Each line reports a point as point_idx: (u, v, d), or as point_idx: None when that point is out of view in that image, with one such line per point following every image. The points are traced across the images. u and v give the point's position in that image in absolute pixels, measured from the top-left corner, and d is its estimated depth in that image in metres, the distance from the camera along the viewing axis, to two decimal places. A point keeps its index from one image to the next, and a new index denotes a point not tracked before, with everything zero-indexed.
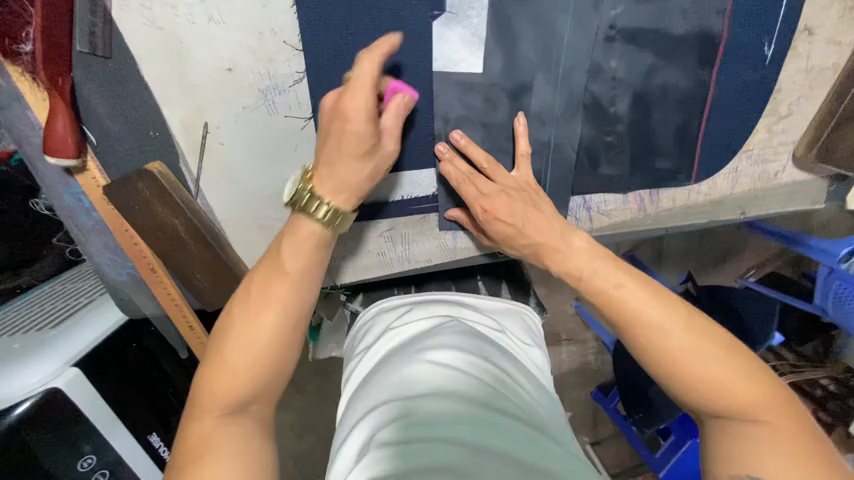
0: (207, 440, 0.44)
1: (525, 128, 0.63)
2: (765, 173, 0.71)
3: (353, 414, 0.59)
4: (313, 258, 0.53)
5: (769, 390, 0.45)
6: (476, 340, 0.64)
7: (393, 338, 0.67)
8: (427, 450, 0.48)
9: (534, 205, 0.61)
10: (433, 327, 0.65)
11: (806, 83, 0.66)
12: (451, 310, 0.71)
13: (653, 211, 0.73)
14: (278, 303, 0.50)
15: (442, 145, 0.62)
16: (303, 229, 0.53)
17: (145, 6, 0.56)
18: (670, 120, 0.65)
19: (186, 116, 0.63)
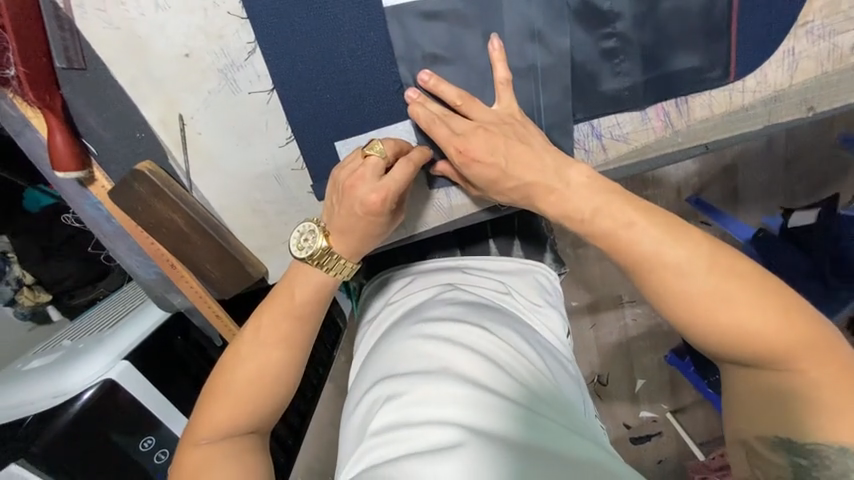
0: (205, 460, 0.52)
1: (501, 52, 0.54)
2: (833, 50, 0.55)
3: (355, 392, 0.57)
4: (308, 308, 0.57)
5: (812, 336, 0.43)
6: (482, 307, 0.58)
7: (393, 312, 0.64)
8: (422, 432, 0.45)
9: (518, 137, 0.53)
10: (431, 299, 0.61)
11: None
12: (452, 277, 0.66)
13: (683, 126, 0.60)
14: (273, 346, 0.56)
15: (412, 91, 0.56)
16: (300, 284, 0.57)
17: (100, 9, 0.57)
18: (685, 4, 0.52)
19: (162, 112, 0.64)
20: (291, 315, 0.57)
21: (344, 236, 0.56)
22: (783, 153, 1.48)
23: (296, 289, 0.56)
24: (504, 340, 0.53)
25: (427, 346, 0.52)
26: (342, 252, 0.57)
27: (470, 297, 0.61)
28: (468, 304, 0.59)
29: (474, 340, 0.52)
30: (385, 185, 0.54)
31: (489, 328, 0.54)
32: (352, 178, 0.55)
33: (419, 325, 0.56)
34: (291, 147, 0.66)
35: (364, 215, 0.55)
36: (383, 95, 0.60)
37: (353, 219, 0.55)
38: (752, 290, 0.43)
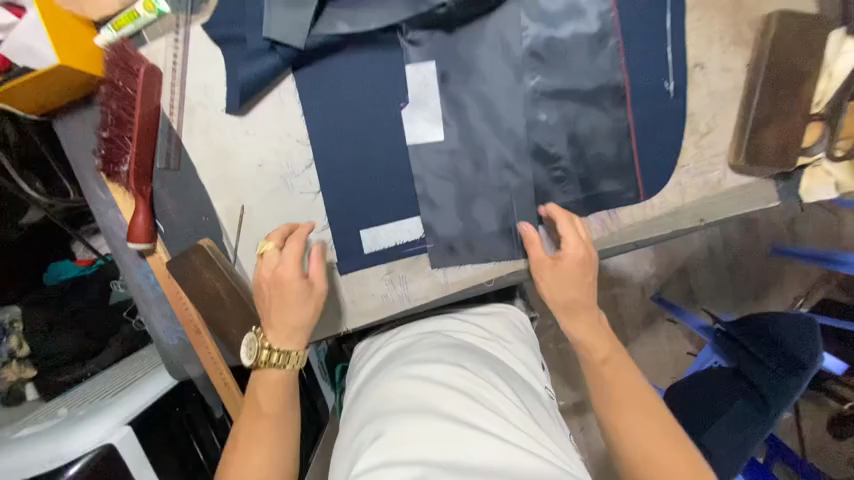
0: None
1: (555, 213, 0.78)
2: (709, 182, 0.79)
3: (345, 435, 0.64)
4: (282, 395, 0.68)
5: (671, 438, 0.61)
6: (457, 350, 0.70)
7: (387, 353, 0.75)
8: (408, 464, 0.53)
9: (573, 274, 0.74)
10: (418, 345, 0.73)
11: (715, 104, 0.76)
12: (438, 325, 0.79)
13: (616, 229, 0.82)
14: (262, 442, 0.64)
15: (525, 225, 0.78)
16: (270, 375, 0.68)
17: (203, 133, 0.81)
18: (605, 151, 0.78)
19: (229, 203, 0.84)
20: (264, 413, 0.67)
21: (292, 320, 0.69)
22: (727, 260, 1.73)
23: (259, 392, 0.68)
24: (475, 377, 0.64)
25: (410, 387, 0.63)
26: (290, 347, 0.69)
27: (449, 341, 0.73)
28: (447, 349, 0.70)
29: (448, 380, 0.63)
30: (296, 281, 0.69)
31: (462, 369, 0.65)
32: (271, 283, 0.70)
33: (403, 369, 0.67)
34: (324, 232, 0.84)
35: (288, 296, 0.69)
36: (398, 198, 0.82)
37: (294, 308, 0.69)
38: (639, 390, 0.65)
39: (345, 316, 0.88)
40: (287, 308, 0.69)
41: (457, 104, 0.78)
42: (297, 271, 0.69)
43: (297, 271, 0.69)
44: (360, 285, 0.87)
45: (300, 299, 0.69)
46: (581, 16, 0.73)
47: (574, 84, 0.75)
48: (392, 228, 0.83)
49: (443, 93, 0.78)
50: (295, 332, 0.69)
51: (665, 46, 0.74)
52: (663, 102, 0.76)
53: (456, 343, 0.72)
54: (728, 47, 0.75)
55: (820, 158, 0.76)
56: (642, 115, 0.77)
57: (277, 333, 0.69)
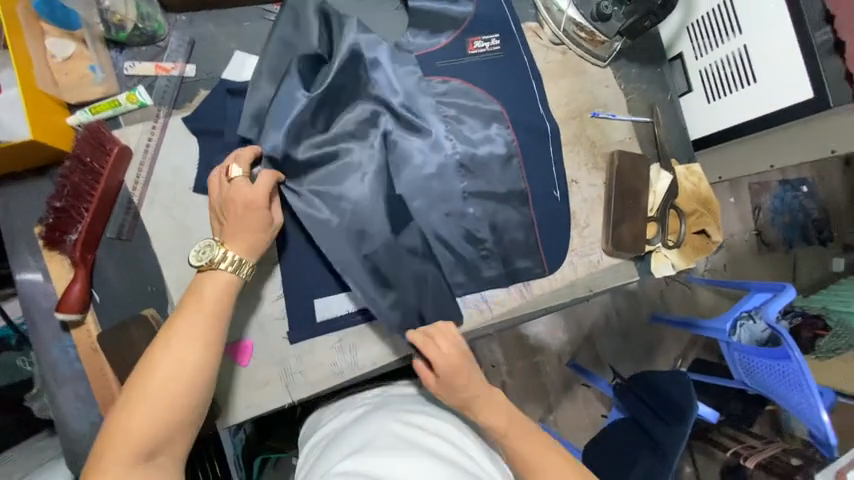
0: None
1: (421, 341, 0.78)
2: (591, 261, 1.06)
3: None
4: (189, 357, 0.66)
5: None
6: (410, 406, 0.80)
7: (345, 422, 0.81)
8: None
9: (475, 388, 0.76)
10: (373, 408, 0.81)
11: (589, 207, 1.07)
12: (395, 396, 0.88)
13: (529, 297, 1.01)
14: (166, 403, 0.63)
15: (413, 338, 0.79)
16: (205, 292, 0.70)
17: (165, 206, 0.86)
18: (517, 236, 1.01)
19: (181, 273, 0.86)
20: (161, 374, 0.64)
21: (258, 187, 0.78)
22: (623, 327, 2.05)
23: (171, 342, 0.65)
24: (425, 427, 0.74)
25: (366, 438, 0.70)
26: (241, 249, 0.75)
27: (405, 403, 0.83)
28: (392, 406, 0.81)
29: (403, 428, 0.72)
30: (269, 176, 0.81)
31: (413, 421, 0.75)
32: (230, 188, 0.77)
33: (361, 424, 0.75)
34: (279, 301, 0.91)
35: (259, 219, 0.77)
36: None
37: (269, 178, 0.80)
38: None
39: (292, 386, 0.90)
40: (240, 226, 0.76)
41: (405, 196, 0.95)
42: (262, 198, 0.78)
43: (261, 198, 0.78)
44: (311, 352, 0.91)
45: (260, 227, 0.77)
46: (493, 141, 1.00)
47: (492, 186, 1.00)
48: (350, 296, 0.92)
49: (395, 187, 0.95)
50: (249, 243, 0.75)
51: (552, 168, 1.04)
52: (554, 204, 1.04)
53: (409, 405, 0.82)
54: (592, 170, 1.08)
55: (659, 246, 1.08)
56: (541, 212, 1.03)
57: (235, 242, 0.75)
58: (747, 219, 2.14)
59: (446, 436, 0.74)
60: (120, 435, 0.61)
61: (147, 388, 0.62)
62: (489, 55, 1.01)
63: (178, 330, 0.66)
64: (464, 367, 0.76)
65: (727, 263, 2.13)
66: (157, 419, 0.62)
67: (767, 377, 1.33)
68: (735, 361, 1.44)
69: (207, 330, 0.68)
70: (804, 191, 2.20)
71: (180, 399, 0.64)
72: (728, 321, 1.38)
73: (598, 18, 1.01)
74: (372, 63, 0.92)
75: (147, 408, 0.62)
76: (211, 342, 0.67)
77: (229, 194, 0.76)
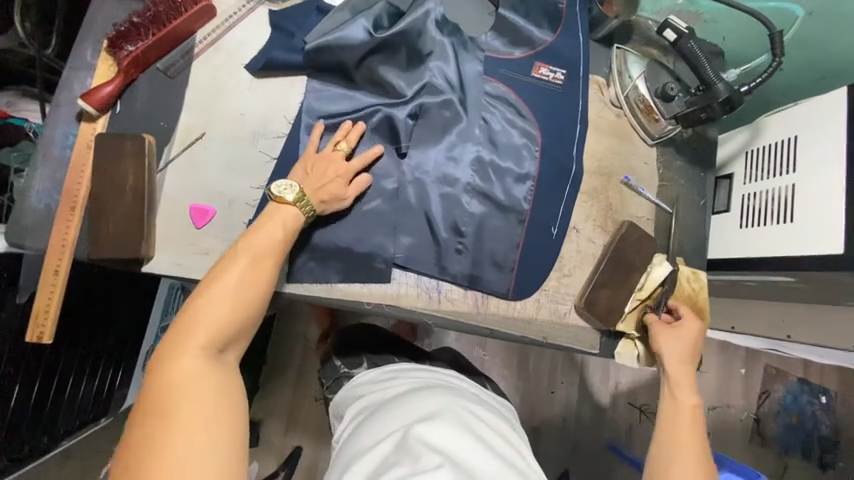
0: (180, 378, 0.66)
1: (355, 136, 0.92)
2: (557, 310, 1.01)
3: (363, 446, 0.73)
4: (263, 255, 0.76)
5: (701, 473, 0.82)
6: (451, 391, 0.83)
7: (396, 391, 0.86)
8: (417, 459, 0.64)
9: (337, 170, 0.89)
10: (423, 385, 0.85)
11: (578, 259, 1.04)
12: (430, 377, 0.91)
13: (482, 311, 0.98)
14: (239, 288, 0.73)
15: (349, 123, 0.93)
16: (287, 212, 0.81)
17: (215, 66, 0.95)
18: (497, 248, 0.99)
19: (194, 123, 0.92)
20: (242, 263, 0.74)
21: (349, 165, 0.90)
22: (574, 434, 1.86)
23: (241, 256, 0.74)
24: (471, 411, 0.78)
25: (421, 411, 0.75)
26: (316, 204, 0.85)
27: (445, 386, 0.86)
28: (441, 387, 0.84)
29: (452, 410, 0.76)
30: (360, 158, 0.92)
31: (460, 405, 0.79)
32: (331, 160, 0.89)
33: (412, 397, 0.80)
34: (258, 191, 0.92)
35: (336, 184, 0.88)
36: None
37: (361, 159, 0.92)
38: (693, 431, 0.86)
39: None
40: (326, 184, 0.87)
41: (415, 158, 0.98)
42: (348, 174, 0.90)
43: (348, 174, 0.90)
44: None
45: (335, 192, 0.88)
46: (517, 154, 1.02)
47: (496, 192, 1.01)
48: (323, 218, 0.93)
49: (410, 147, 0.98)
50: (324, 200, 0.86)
51: (560, 205, 1.04)
52: (545, 237, 1.02)
53: (455, 390, 0.86)
54: (597, 229, 1.06)
55: (634, 334, 1.02)
56: (531, 240, 1.01)
57: (314, 193, 0.85)
58: (751, 397, 1.88)
59: (487, 423, 0.77)
60: (195, 322, 0.69)
61: (221, 291, 0.72)
62: (549, 84, 1.05)
63: (250, 243, 0.76)
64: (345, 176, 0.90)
65: (714, 431, 1.87)
66: (229, 319, 0.71)
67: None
68: None
69: (271, 251, 0.77)
70: (820, 403, 1.84)
71: (256, 287, 0.74)
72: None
73: (662, 97, 1.03)
74: (445, 38, 0.99)
75: (222, 297, 0.71)
76: (272, 255, 0.77)
77: (324, 163, 0.88)
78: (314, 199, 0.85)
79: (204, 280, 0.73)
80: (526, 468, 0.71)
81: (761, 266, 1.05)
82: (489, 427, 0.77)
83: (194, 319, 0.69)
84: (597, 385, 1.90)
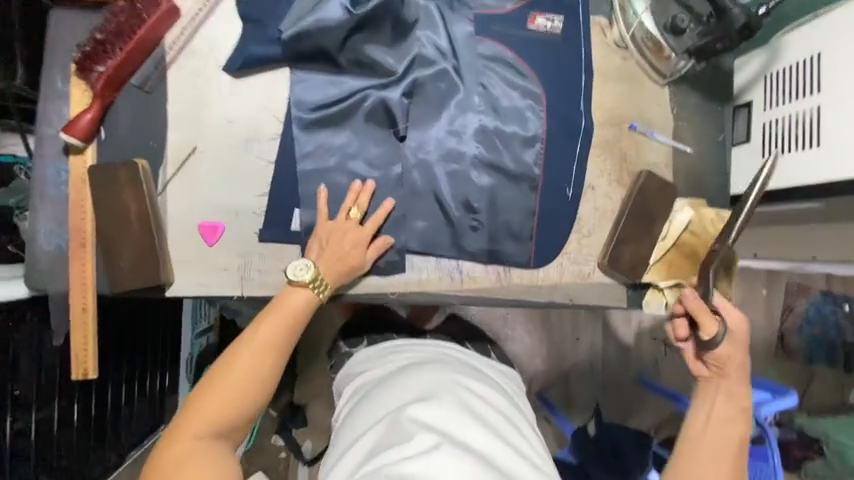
0: (185, 459, 0.67)
1: (360, 189, 0.89)
2: (581, 271, 1.00)
3: (358, 429, 0.76)
4: (275, 337, 0.77)
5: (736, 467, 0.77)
6: (447, 368, 0.86)
7: (392, 368, 0.89)
8: (413, 440, 0.66)
9: (346, 237, 0.86)
10: (417, 363, 0.87)
11: (596, 217, 1.01)
12: (425, 351, 0.93)
13: (505, 284, 0.97)
14: (251, 370, 0.74)
15: (357, 184, 0.89)
16: (299, 296, 0.80)
17: (192, 74, 0.89)
18: (512, 219, 0.96)
19: (183, 138, 0.88)
20: (255, 348, 0.75)
21: (362, 232, 0.87)
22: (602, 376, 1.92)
23: (252, 345, 0.75)
24: (462, 387, 0.81)
25: (417, 390, 0.78)
26: (330, 282, 0.83)
27: (440, 362, 0.88)
28: (438, 364, 0.86)
29: (445, 388, 0.79)
30: (373, 223, 0.89)
31: (455, 382, 0.81)
32: (344, 229, 0.86)
33: (407, 376, 0.82)
34: (262, 198, 0.90)
35: (353, 256, 0.86)
36: (335, 196, 0.91)
37: (375, 223, 0.89)
38: (731, 432, 0.79)
39: (246, 281, 0.90)
40: (337, 254, 0.85)
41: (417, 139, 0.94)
42: (361, 241, 0.87)
43: (361, 241, 0.87)
44: (275, 257, 0.90)
45: (348, 265, 0.85)
46: (521, 117, 0.97)
47: (505, 161, 0.96)
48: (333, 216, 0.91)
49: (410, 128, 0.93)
50: (336, 275, 0.84)
51: (573, 165, 0.99)
52: (561, 200, 0.99)
53: (451, 365, 0.88)
54: (613, 183, 1.02)
55: (661, 283, 1.01)
56: (546, 205, 0.98)
57: (328, 271, 0.83)
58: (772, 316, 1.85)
59: (479, 398, 0.81)
60: (205, 400, 0.71)
61: (233, 376, 0.73)
62: (547, 34, 0.97)
63: (262, 329, 0.76)
64: (357, 245, 0.87)
65: None
66: (239, 400, 0.72)
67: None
68: None
69: (284, 341, 0.77)
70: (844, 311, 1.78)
71: (267, 366, 0.75)
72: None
73: (671, 31, 0.94)
74: (430, 3, 0.93)
75: (232, 380, 0.73)
76: (283, 348, 0.77)
77: (337, 234, 0.86)
78: (327, 276, 0.83)
79: (215, 363, 0.75)
80: (528, 451, 0.75)
81: (787, 195, 1.00)
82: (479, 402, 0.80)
83: (206, 398, 0.71)
84: (621, 329, 1.92)
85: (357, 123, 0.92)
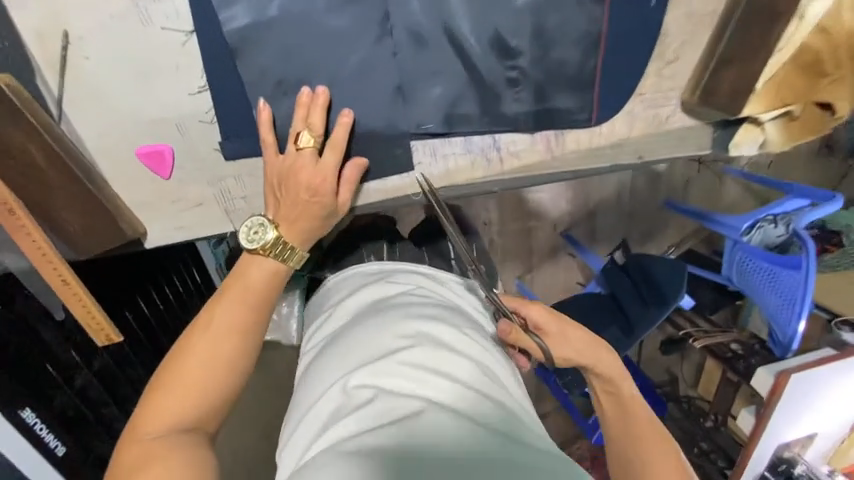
0: (136, 466, 0.49)
1: (310, 101, 0.60)
2: (657, 117, 0.74)
3: (309, 391, 0.54)
4: (241, 309, 0.56)
5: None
6: (440, 307, 0.61)
7: (356, 308, 0.64)
8: (398, 399, 0.48)
9: (306, 178, 0.59)
10: (390, 294, 0.64)
11: (689, 28, 0.68)
12: (410, 283, 0.67)
13: (558, 153, 0.74)
14: (211, 353, 0.54)
15: (306, 92, 0.59)
16: (264, 264, 0.59)
17: None
18: (567, 58, 0.66)
19: (43, 23, 0.55)
20: (215, 324, 0.55)
21: (323, 167, 0.60)
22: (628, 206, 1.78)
23: (215, 320, 0.55)
24: (465, 334, 0.57)
25: (388, 339, 0.54)
26: (295, 240, 0.60)
27: (431, 299, 0.63)
28: (412, 296, 0.63)
29: (439, 337, 0.55)
30: (334, 151, 0.60)
31: (452, 327, 0.57)
32: (298, 167, 0.59)
33: (377, 314, 0.59)
34: (203, 95, 0.61)
35: (316, 207, 0.61)
36: (305, 74, 0.61)
37: (336, 152, 0.61)
38: (675, 471, 0.58)
39: (234, 215, 0.70)
40: (299, 205, 0.60)
41: None
42: (325, 177, 0.60)
43: (325, 177, 0.60)
44: (255, 177, 0.68)
45: (319, 214, 0.61)
46: None
47: None
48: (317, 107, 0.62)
49: None
50: (306, 233, 0.61)
51: None
52: (640, 9, 0.65)
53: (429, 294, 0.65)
54: None
55: (764, 114, 0.74)
56: (617, 24, 0.65)
57: (288, 230, 0.60)
58: None
59: (486, 348, 0.57)
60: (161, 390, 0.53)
61: (180, 374, 0.53)
62: None
63: (222, 303, 0.56)
64: (324, 185, 0.60)
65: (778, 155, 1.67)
66: (200, 388, 0.53)
67: (776, 300, 1.04)
68: (730, 261, 1.13)
69: (250, 321, 0.57)
70: None
71: (229, 346, 0.55)
72: (749, 223, 1.06)
73: None
74: None
75: (189, 365, 0.53)
76: (251, 329, 0.57)
77: (290, 176, 0.60)
78: (293, 240, 0.60)
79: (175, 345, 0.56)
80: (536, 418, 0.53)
81: None
82: (486, 351, 0.57)
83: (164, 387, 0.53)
84: None
85: None
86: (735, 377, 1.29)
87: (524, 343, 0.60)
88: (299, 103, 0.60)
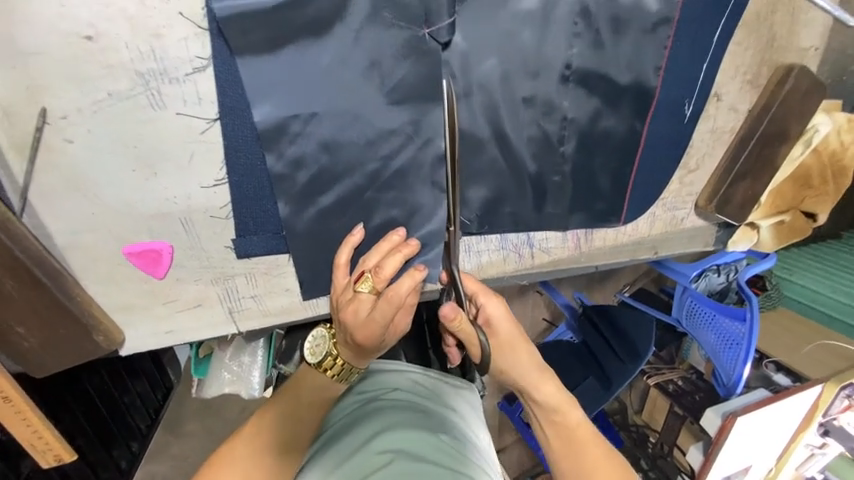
0: None
1: (399, 240, 0.56)
2: (674, 219, 0.76)
3: None
4: (292, 421, 0.57)
5: None
6: (417, 413, 0.59)
7: (337, 424, 0.60)
8: None
9: (354, 322, 0.51)
10: (375, 402, 0.61)
11: (711, 142, 0.72)
12: (389, 388, 0.65)
13: (586, 249, 0.73)
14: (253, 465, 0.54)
15: (399, 233, 0.56)
16: (313, 381, 0.59)
17: None
18: (607, 166, 0.66)
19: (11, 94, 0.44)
20: (268, 437, 0.55)
21: (372, 319, 0.50)
22: None
23: (262, 434, 0.56)
24: (447, 443, 0.55)
25: (363, 456, 0.50)
26: (348, 360, 0.59)
27: (409, 406, 0.61)
28: (398, 402, 0.61)
29: (416, 448, 0.51)
30: (391, 303, 0.50)
31: (432, 434, 0.55)
32: (347, 309, 0.51)
33: (364, 425, 0.56)
34: (218, 189, 0.51)
35: (361, 346, 0.54)
36: (344, 173, 0.54)
37: (388, 307, 0.50)
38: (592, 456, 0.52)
39: (230, 311, 0.59)
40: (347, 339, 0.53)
41: (477, 52, 0.55)
42: (375, 326, 0.51)
43: (374, 325, 0.51)
44: (268, 274, 0.58)
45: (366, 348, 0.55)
46: None
47: (609, 72, 0.60)
48: (357, 206, 0.56)
49: (463, 34, 0.53)
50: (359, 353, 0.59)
51: (700, 71, 0.65)
52: (673, 125, 0.67)
53: (415, 400, 0.63)
54: (746, 86, 0.69)
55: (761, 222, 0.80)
56: (651, 136, 0.67)
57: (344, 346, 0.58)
58: None
59: (467, 459, 0.54)
60: None
61: None
62: None
63: (272, 414, 0.56)
64: (372, 334, 0.51)
65: None
66: None
67: (713, 338, 0.95)
68: (681, 306, 1.00)
69: (297, 441, 0.56)
70: None
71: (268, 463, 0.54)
72: (699, 269, 0.94)
73: None
74: None
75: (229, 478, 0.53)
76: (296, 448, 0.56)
77: (340, 314, 0.52)
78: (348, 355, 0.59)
79: (215, 452, 0.55)
80: None
81: None
82: (468, 464, 0.53)
83: None
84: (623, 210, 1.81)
85: (369, 32, 0.49)
86: (682, 411, 1.17)
87: (463, 330, 0.54)
88: (384, 242, 0.56)
